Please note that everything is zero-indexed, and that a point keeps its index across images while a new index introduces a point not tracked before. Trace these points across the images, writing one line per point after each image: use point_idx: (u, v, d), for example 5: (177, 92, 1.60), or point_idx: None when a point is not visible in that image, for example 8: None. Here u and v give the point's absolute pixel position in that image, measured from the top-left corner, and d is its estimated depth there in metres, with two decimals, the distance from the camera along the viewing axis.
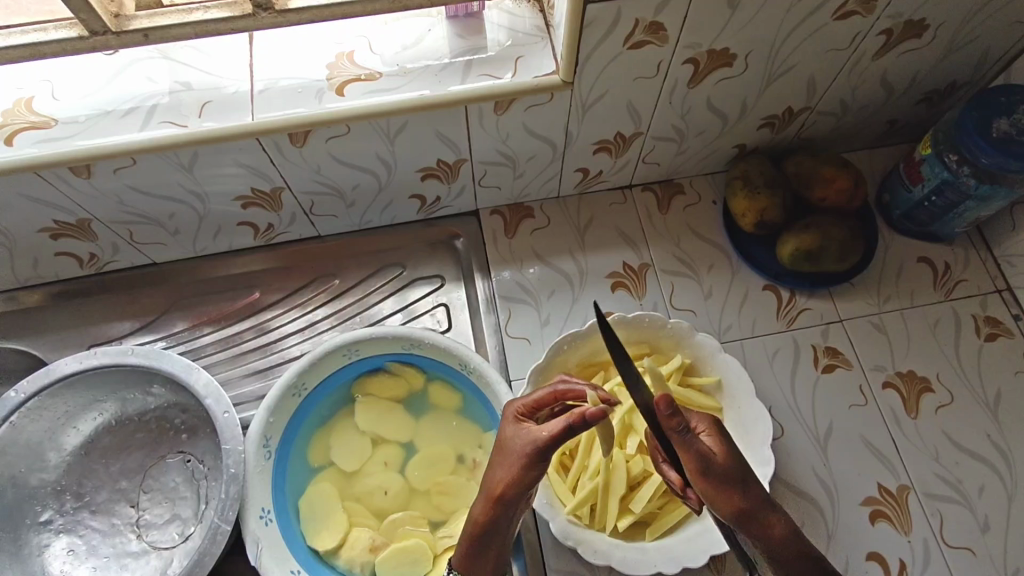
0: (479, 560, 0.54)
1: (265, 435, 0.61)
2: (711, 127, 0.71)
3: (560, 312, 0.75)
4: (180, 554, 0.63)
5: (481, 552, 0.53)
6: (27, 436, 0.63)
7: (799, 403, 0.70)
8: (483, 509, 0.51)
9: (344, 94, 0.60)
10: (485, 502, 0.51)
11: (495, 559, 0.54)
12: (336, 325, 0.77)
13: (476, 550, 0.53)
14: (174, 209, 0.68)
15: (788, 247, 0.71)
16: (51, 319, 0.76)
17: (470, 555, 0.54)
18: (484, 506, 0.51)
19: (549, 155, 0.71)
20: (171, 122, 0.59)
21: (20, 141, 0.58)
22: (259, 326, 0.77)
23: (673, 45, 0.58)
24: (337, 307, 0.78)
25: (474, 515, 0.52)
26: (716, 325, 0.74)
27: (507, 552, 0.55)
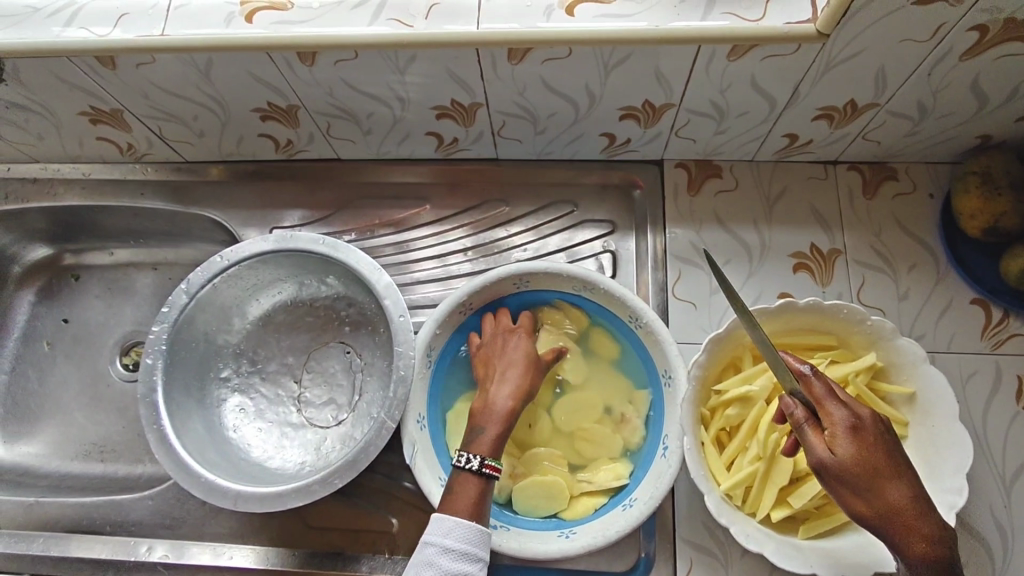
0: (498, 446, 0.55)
1: (429, 346, 0.62)
2: (963, 110, 0.62)
3: (733, 284, 0.70)
4: (334, 436, 0.68)
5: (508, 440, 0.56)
6: (221, 300, 0.68)
7: (989, 436, 0.63)
8: (514, 396, 0.57)
9: (574, 15, 0.57)
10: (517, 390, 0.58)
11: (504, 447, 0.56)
12: (472, 258, 0.77)
13: (505, 437, 0.56)
14: (374, 109, 0.69)
15: (1019, 263, 0.62)
16: (242, 194, 0.81)
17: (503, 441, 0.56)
18: (513, 393, 0.57)
19: (764, 114, 0.65)
20: (398, 20, 0.59)
21: (258, 20, 0.60)
22: (401, 245, 0.78)
23: (967, 6, 0.50)
24: (475, 239, 0.77)
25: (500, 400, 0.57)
26: (907, 331, 0.67)
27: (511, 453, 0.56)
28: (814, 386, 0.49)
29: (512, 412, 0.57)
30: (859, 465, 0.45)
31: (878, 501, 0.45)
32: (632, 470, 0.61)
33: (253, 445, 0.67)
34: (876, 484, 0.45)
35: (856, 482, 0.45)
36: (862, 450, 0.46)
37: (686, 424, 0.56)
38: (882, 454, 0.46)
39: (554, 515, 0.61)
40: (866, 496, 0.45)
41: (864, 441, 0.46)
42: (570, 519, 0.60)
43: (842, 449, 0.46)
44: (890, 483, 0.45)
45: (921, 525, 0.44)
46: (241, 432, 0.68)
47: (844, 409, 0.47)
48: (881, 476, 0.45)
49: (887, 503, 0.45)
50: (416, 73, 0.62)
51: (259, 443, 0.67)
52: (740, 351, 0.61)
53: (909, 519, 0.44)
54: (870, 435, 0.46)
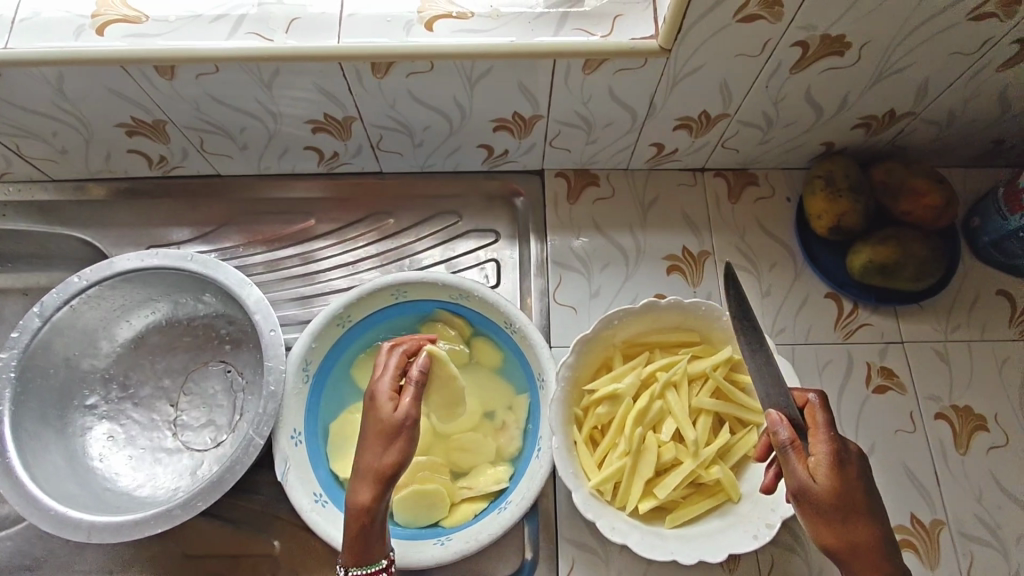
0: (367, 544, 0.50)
1: (305, 359, 0.62)
2: (804, 119, 0.67)
3: (610, 287, 0.73)
4: (211, 458, 0.65)
5: (374, 539, 0.50)
6: (84, 322, 0.65)
7: (843, 419, 0.67)
8: (372, 490, 0.49)
9: (433, 30, 0.59)
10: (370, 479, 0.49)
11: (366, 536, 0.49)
12: (380, 267, 0.77)
13: (366, 537, 0.49)
14: (246, 123, 0.68)
15: (861, 258, 0.68)
16: (116, 213, 0.78)
17: (363, 544, 0.49)
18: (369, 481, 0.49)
19: (628, 124, 0.69)
20: (257, 34, 0.58)
21: (110, 33, 0.58)
22: (307, 254, 0.77)
23: (786, 24, 0.54)
24: (387, 248, 0.77)
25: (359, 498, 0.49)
26: (769, 325, 0.71)
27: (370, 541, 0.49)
28: (817, 416, 0.50)
29: (367, 514, 0.49)
30: (839, 497, 0.46)
31: (848, 531, 0.46)
32: (512, 473, 0.63)
33: (121, 474, 0.64)
34: (852, 515, 0.46)
35: (832, 511, 0.46)
36: (845, 482, 0.46)
37: (556, 426, 0.58)
38: (859, 489, 0.47)
39: (434, 524, 0.61)
40: (838, 527, 0.46)
41: (848, 475, 0.47)
42: (451, 526, 0.60)
43: (825, 478, 0.46)
44: (862, 519, 0.46)
45: (880, 561, 0.45)
46: (108, 462, 0.65)
47: (834, 441, 0.48)
48: (854, 509, 0.46)
49: (857, 537, 0.46)
50: (282, 87, 0.62)
51: (128, 471, 0.65)
52: (611, 352, 0.63)
53: (871, 554, 0.46)
54: (855, 471, 0.47)
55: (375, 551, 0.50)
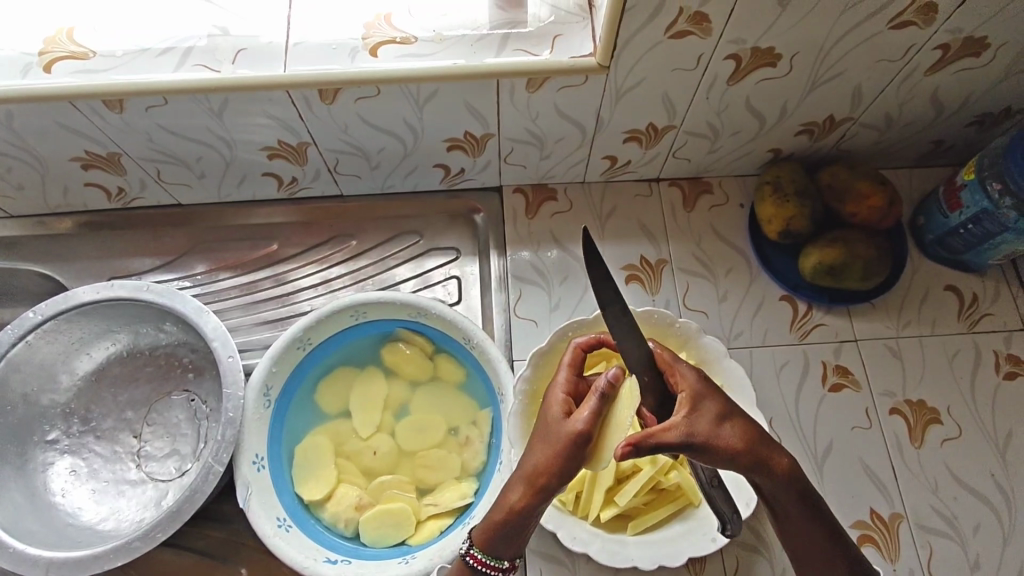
0: (502, 540, 0.52)
1: (266, 384, 0.63)
2: (747, 128, 0.69)
3: (571, 299, 0.74)
4: (175, 488, 0.65)
5: (509, 538, 0.52)
6: (42, 357, 0.65)
7: (801, 419, 0.69)
8: (522, 494, 0.51)
9: (378, 56, 0.60)
10: (523, 488, 0.51)
11: (512, 536, 0.52)
12: (351, 286, 0.77)
13: (500, 531, 0.52)
14: (201, 152, 0.69)
15: (810, 260, 0.69)
16: (77, 247, 0.78)
17: (497, 538, 0.52)
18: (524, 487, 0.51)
19: (578, 139, 0.70)
20: (205, 66, 0.59)
21: (58, 70, 0.59)
22: (277, 277, 0.78)
23: (716, 38, 0.56)
24: (355, 268, 0.78)
25: (508, 502, 0.51)
26: (726, 330, 0.73)
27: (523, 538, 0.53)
28: (662, 355, 0.53)
29: (515, 514, 0.51)
30: (715, 416, 0.48)
31: (743, 439, 0.48)
32: (477, 487, 0.63)
33: (84, 509, 0.65)
34: (736, 423, 0.48)
35: (717, 431, 0.47)
36: (711, 399, 0.49)
37: (514, 438, 0.60)
38: (724, 396, 0.50)
39: (401, 543, 0.61)
40: (731, 440, 0.47)
41: (710, 391, 0.49)
42: (417, 544, 0.61)
43: (696, 405, 0.48)
44: (745, 419, 0.49)
45: (777, 446, 0.49)
46: (70, 496, 0.65)
47: (690, 368, 0.51)
48: (733, 409, 0.49)
49: (753, 438, 0.48)
50: (234, 116, 0.63)
51: (91, 505, 0.65)
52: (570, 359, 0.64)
53: (771, 444, 0.49)
54: (713, 383, 0.50)
55: (501, 549, 0.53)
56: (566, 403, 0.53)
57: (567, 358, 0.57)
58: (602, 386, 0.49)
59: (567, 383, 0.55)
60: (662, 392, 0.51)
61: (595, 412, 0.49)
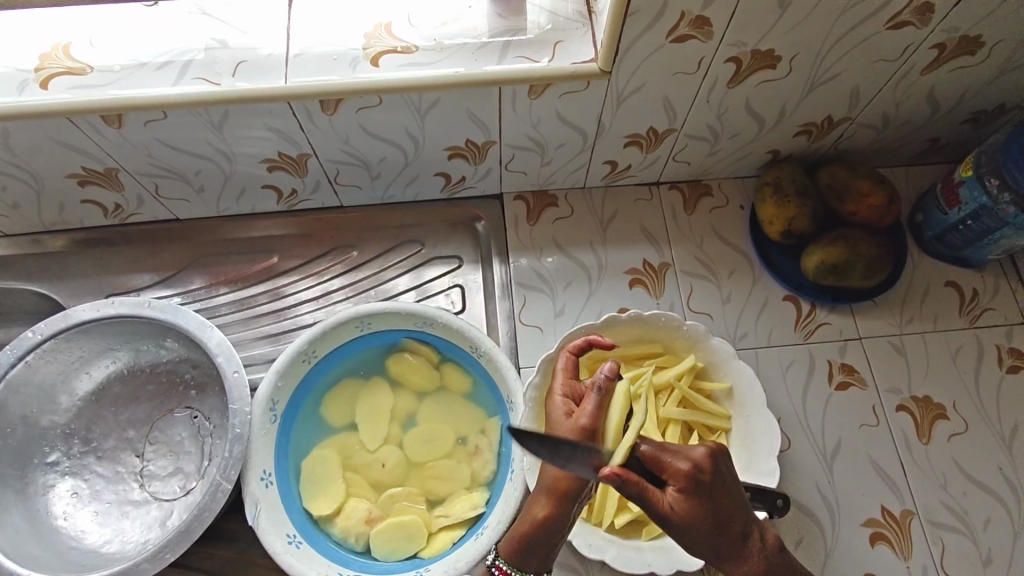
0: (527, 555, 0.52)
1: (272, 399, 0.62)
2: (747, 130, 0.70)
3: (575, 304, 0.74)
4: (180, 507, 0.64)
5: (536, 552, 0.52)
6: (41, 378, 0.64)
7: (809, 418, 0.69)
8: (546, 505, 0.51)
9: (379, 65, 0.60)
10: (549, 499, 0.51)
11: (542, 550, 0.52)
12: (351, 297, 0.77)
13: (528, 545, 0.52)
14: (200, 166, 0.68)
15: (813, 259, 0.70)
16: (73, 264, 0.77)
17: (525, 550, 0.52)
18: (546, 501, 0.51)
19: (579, 145, 0.70)
20: (204, 79, 0.59)
21: (55, 86, 0.58)
22: (275, 291, 0.77)
23: (717, 41, 0.57)
24: (353, 279, 0.78)
25: (533, 514, 0.52)
26: (731, 331, 0.73)
27: (554, 551, 0.53)
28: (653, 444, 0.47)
29: (540, 526, 0.51)
30: (695, 519, 0.46)
31: (715, 542, 0.47)
32: (488, 497, 0.62)
33: (87, 532, 0.63)
34: (716, 528, 0.46)
35: (694, 530, 0.46)
36: (697, 506, 0.46)
37: None
38: (713, 502, 0.46)
39: (413, 556, 0.60)
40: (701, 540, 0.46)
41: (699, 495, 0.46)
42: (430, 557, 0.60)
43: (680, 505, 0.46)
44: (727, 527, 0.46)
45: (750, 556, 0.48)
46: (73, 519, 0.64)
47: (681, 465, 0.46)
48: (718, 519, 0.46)
49: (727, 541, 0.47)
50: (234, 128, 0.62)
51: (94, 528, 0.64)
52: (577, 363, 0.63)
53: (744, 550, 0.47)
54: (708, 483, 0.46)
55: (526, 560, 0.52)
56: (567, 406, 0.53)
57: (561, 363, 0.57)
58: (600, 382, 0.51)
59: (565, 387, 0.55)
60: (651, 477, 0.48)
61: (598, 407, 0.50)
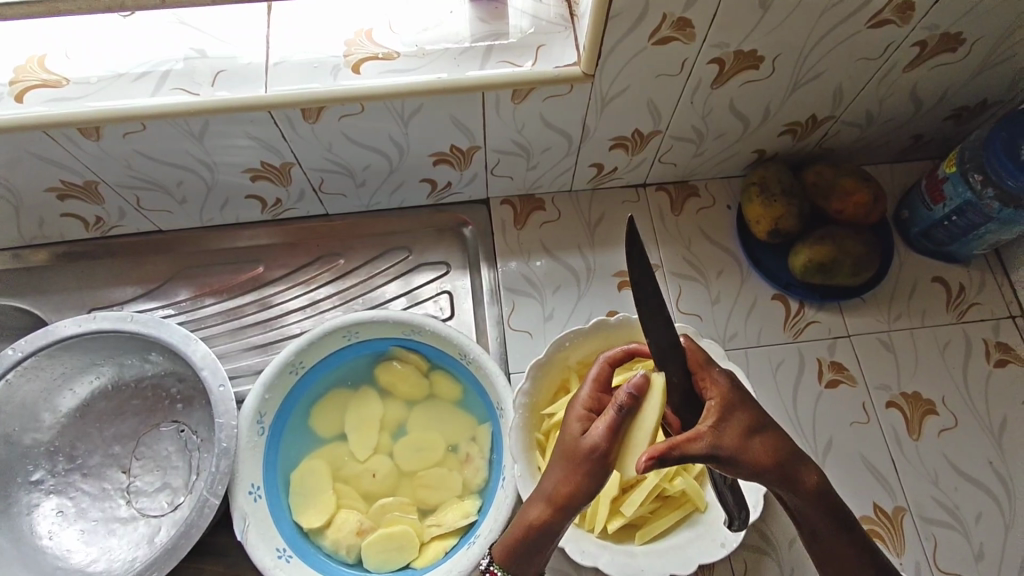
0: (522, 558, 0.52)
1: (259, 412, 0.61)
2: (732, 130, 0.70)
3: (565, 308, 0.74)
4: (168, 523, 0.63)
5: (530, 556, 0.52)
6: (23, 396, 0.63)
7: (800, 417, 0.69)
8: (543, 510, 0.50)
9: (361, 72, 0.59)
10: (544, 507, 0.50)
11: (536, 556, 0.52)
12: (338, 305, 0.76)
13: (523, 549, 0.52)
14: (182, 177, 0.67)
15: (800, 258, 0.70)
16: (54, 278, 0.76)
17: (519, 554, 0.52)
18: (545, 509, 0.50)
19: (565, 148, 0.70)
20: (183, 89, 0.58)
21: (30, 99, 0.57)
22: (261, 301, 0.76)
23: (699, 43, 0.57)
24: (340, 288, 0.77)
25: (529, 520, 0.51)
26: (721, 331, 0.73)
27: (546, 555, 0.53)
28: (697, 354, 0.51)
29: (537, 530, 0.51)
30: (744, 428, 0.47)
31: (774, 452, 0.47)
32: (480, 505, 0.62)
33: (73, 551, 0.62)
34: (765, 435, 0.47)
35: (747, 442, 0.46)
36: (742, 409, 0.48)
37: (516, 452, 0.59)
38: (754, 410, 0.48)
39: (406, 566, 0.60)
40: (761, 452, 0.47)
41: (742, 401, 0.48)
42: (422, 567, 0.59)
43: (726, 414, 0.47)
44: (774, 434, 0.48)
45: (806, 465, 0.48)
46: (58, 538, 0.63)
47: (721, 376, 0.49)
48: (761, 428, 0.47)
49: (782, 450, 0.48)
50: (214, 138, 0.62)
51: (80, 546, 0.63)
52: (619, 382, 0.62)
53: (801, 459, 0.48)
54: (744, 392, 0.49)
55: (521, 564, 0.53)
56: (586, 419, 0.51)
57: (593, 373, 0.55)
58: (623, 399, 0.47)
59: (587, 398, 0.53)
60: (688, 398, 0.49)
61: (612, 427, 0.48)
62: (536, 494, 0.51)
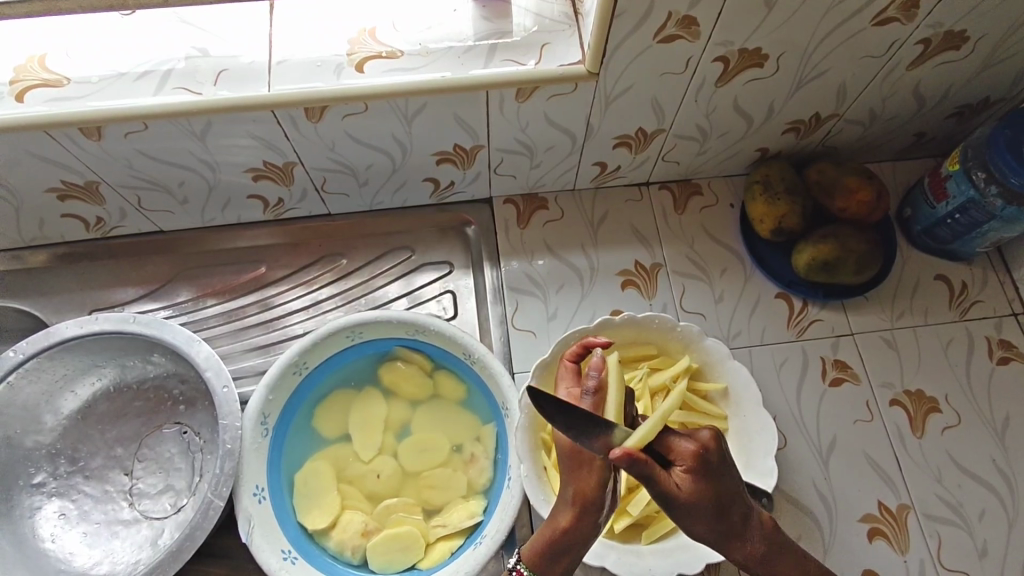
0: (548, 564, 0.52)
1: (263, 413, 0.61)
2: (735, 129, 0.70)
3: (568, 307, 0.74)
4: (171, 526, 0.63)
5: (557, 561, 0.52)
6: (24, 398, 0.63)
7: (804, 415, 0.69)
8: (570, 512, 0.51)
9: (364, 71, 0.59)
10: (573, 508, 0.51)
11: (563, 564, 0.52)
12: (341, 305, 0.76)
13: (549, 553, 0.52)
14: (183, 176, 0.67)
15: (804, 256, 0.70)
16: (55, 280, 0.75)
17: (546, 558, 0.52)
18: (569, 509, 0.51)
19: (568, 147, 0.70)
20: (185, 88, 0.58)
21: (30, 99, 0.57)
22: (263, 302, 0.76)
23: (703, 42, 0.57)
24: (343, 288, 0.77)
25: (557, 523, 0.52)
26: (725, 330, 0.73)
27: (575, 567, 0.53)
28: (665, 419, 0.47)
29: (565, 534, 0.51)
30: (703, 505, 0.46)
31: (718, 526, 0.48)
32: (486, 505, 0.61)
33: (76, 554, 0.62)
34: (720, 511, 0.47)
35: (700, 514, 0.46)
36: (706, 483, 0.46)
37: (521, 452, 0.58)
38: (718, 486, 0.47)
39: (412, 567, 0.60)
40: (704, 526, 0.47)
41: (707, 475, 0.46)
42: (428, 568, 0.59)
43: (688, 484, 0.46)
44: (729, 507, 0.48)
45: (746, 539, 0.49)
46: (61, 542, 0.62)
47: (694, 442, 0.47)
48: (719, 502, 0.47)
49: (730, 524, 0.48)
50: (217, 137, 0.61)
51: (83, 549, 0.62)
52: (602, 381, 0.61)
53: (743, 533, 0.49)
54: (714, 467, 0.47)
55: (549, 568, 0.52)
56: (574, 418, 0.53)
57: (567, 371, 0.57)
58: (591, 384, 0.52)
59: (569, 398, 0.55)
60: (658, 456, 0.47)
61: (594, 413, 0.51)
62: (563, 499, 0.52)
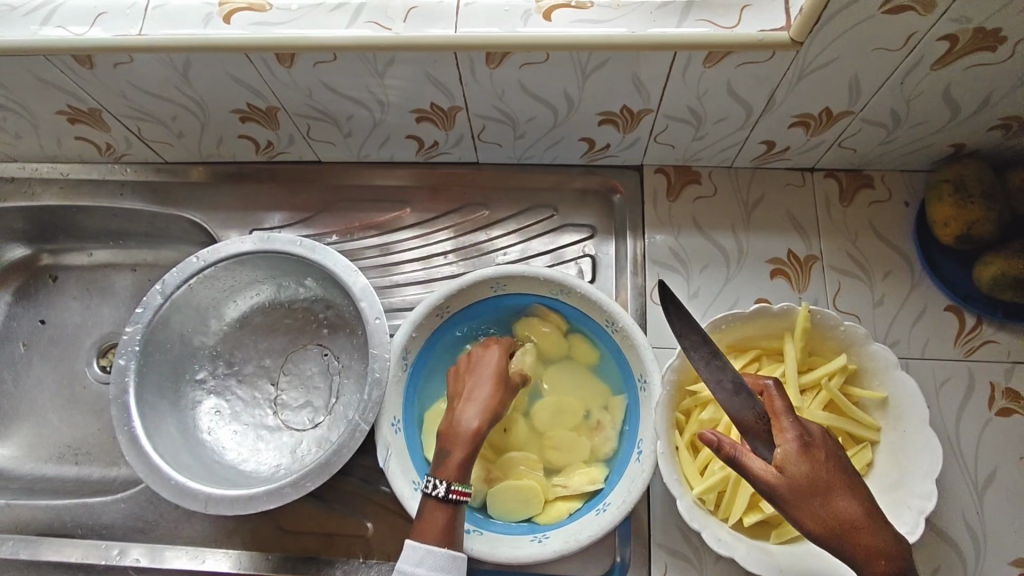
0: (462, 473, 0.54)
1: (406, 348, 0.63)
2: (935, 119, 0.63)
3: (710, 288, 0.71)
4: (310, 439, 0.67)
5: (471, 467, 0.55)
6: (198, 300, 0.68)
7: (962, 443, 0.63)
8: (481, 417, 0.56)
9: (552, 19, 0.58)
10: (487, 412, 0.57)
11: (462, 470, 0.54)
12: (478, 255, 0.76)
13: (468, 462, 0.54)
14: (354, 111, 0.69)
15: (991, 269, 0.63)
16: (220, 196, 0.81)
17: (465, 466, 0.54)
18: (481, 415, 0.56)
19: (741, 120, 0.66)
20: (376, 23, 0.59)
21: (236, 21, 0.60)
22: (405, 243, 0.78)
23: (936, 16, 0.51)
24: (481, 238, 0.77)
25: (472, 425, 0.56)
26: (882, 337, 0.67)
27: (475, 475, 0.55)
28: (773, 400, 0.50)
29: (474, 435, 0.55)
30: (807, 485, 0.46)
31: (835, 519, 0.46)
32: (608, 474, 0.62)
33: (228, 448, 0.67)
34: (826, 499, 0.46)
35: (807, 497, 0.46)
36: (809, 464, 0.47)
37: (660, 429, 0.57)
38: (828, 472, 0.47)
39: (528, 520, 0.61)
40: (815, 513, 0.46)
41: (811, 457, 0.47)
42: (545, 523, 0.60)
43: (792, 465, 0.47)
44: (839, 498, 0.46)
45: (878, 546, 0.45)
46: (216, 435, 0.68)
47: (796, 427, 0.48)
48: (828, 491, 0.46)
49: (845, 520, 0.46)
50: (395, 76, 0.63)
51: (234, 446, 0.68)
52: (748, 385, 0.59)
53: (863, 536, 0.46)
54: (818, 453, 0.48)
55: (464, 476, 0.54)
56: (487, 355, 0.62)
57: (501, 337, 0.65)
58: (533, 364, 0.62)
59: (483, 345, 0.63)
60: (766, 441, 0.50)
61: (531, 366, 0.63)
62: (450, 412, 0.58)
